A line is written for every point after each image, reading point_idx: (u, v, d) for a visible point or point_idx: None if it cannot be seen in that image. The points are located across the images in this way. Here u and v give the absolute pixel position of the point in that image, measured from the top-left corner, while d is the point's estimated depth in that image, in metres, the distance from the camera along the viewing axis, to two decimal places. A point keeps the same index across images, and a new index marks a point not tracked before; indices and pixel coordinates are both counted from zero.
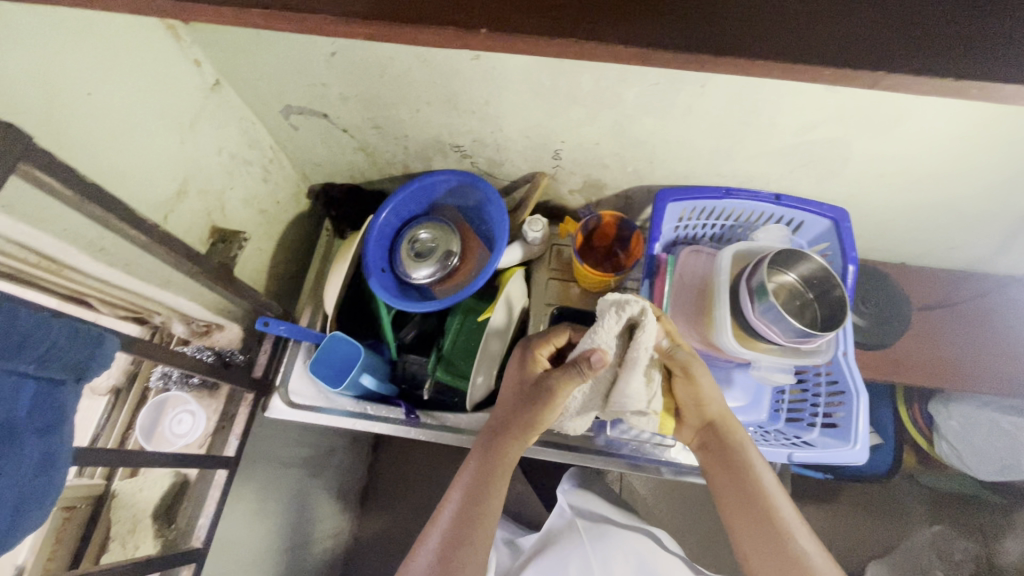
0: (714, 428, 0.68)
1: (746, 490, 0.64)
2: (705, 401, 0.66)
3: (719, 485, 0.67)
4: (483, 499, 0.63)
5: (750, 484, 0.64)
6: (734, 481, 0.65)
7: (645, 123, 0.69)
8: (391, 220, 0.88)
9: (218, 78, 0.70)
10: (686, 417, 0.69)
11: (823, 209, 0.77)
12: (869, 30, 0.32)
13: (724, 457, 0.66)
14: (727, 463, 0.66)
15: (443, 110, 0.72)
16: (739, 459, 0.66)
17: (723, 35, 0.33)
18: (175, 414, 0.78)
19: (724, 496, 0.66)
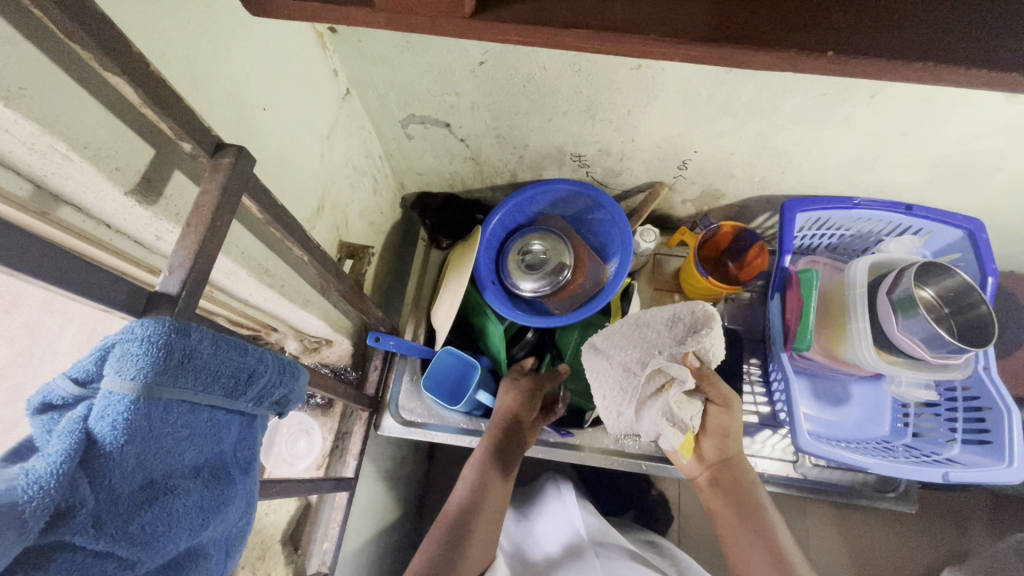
0: (727, 465, 0.66)
1: (758, 528, 0.62)
2: (731, 433, 0.65)
3: (730, 524, 0.63)
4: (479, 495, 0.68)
5: (759, 521, 0.62)
6: (744, 518, 0.62)
7: (793, 133, 0.67)
8: (499, 231, 0.85)
9: (349, 87, 0.68)
10: (704, 449, 0.67)
11: (957, 219, 0.75)
12: None
13: (736, 493, 0.64)
14: (737, 498, 0.64)
15: (577, 119, 0.70)
16: (750, 497, 0.64)
17: None
18: (291, 433, 0.76)
19: (733, 535, 0.63)
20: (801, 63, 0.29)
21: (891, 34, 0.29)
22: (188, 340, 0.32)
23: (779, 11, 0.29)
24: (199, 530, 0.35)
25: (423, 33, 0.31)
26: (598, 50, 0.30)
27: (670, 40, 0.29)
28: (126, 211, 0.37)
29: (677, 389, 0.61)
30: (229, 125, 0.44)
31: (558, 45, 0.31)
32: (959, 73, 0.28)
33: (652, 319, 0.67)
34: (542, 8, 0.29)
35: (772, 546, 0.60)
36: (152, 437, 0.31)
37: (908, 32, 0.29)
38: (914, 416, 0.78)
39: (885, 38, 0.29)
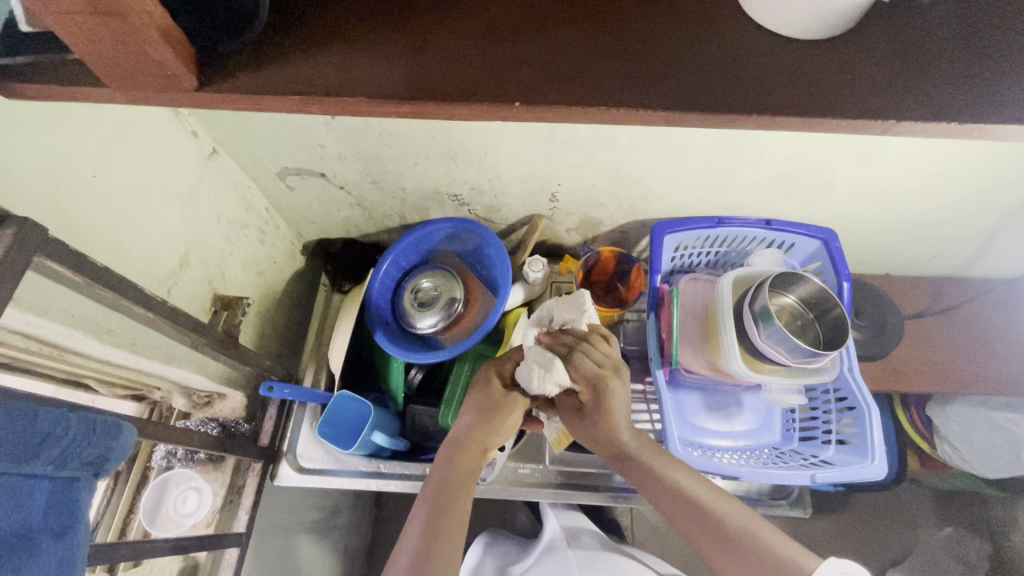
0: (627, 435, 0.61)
1: (716, 533, 0.52)
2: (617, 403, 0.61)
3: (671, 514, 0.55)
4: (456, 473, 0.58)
5: (706, 518, 0.53)
6: (699, 525, 0.53)
7: (639, 162, 0.71)
8: (391, 271, 0.87)
9: (215, 145, 0.71)
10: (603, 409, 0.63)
11: (811, 230, 0.80)
12: (838, 85, 0.32)
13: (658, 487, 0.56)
14: (659, 488, 0.56)
15: (440, 162, 0.74)
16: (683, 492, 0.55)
17: (715, 93, 0.32)
18: (180, 492, 0.74)
19: (693, 532, 0.54)
20: (498, 113, 0.32)
21: (578, 81, 0.32)
22: None
23: (477, 70, 0.33)
24: None
25: (175, 106, 0.34)
26: (324, 110, 0.33)
27: (378, 100, 0.32)
28: None
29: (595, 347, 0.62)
30: (41, 196, 0.46)
31: (288, 109, 0.33)
32: (636, 113, 0.32)
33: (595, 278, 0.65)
34: (266, 80, 0.32)
35: (753, 557, 0.50)
36: None
37: (591, 79, 0.32)
38: (800, 420, 0.80)
39: (570, 84, 0.32)
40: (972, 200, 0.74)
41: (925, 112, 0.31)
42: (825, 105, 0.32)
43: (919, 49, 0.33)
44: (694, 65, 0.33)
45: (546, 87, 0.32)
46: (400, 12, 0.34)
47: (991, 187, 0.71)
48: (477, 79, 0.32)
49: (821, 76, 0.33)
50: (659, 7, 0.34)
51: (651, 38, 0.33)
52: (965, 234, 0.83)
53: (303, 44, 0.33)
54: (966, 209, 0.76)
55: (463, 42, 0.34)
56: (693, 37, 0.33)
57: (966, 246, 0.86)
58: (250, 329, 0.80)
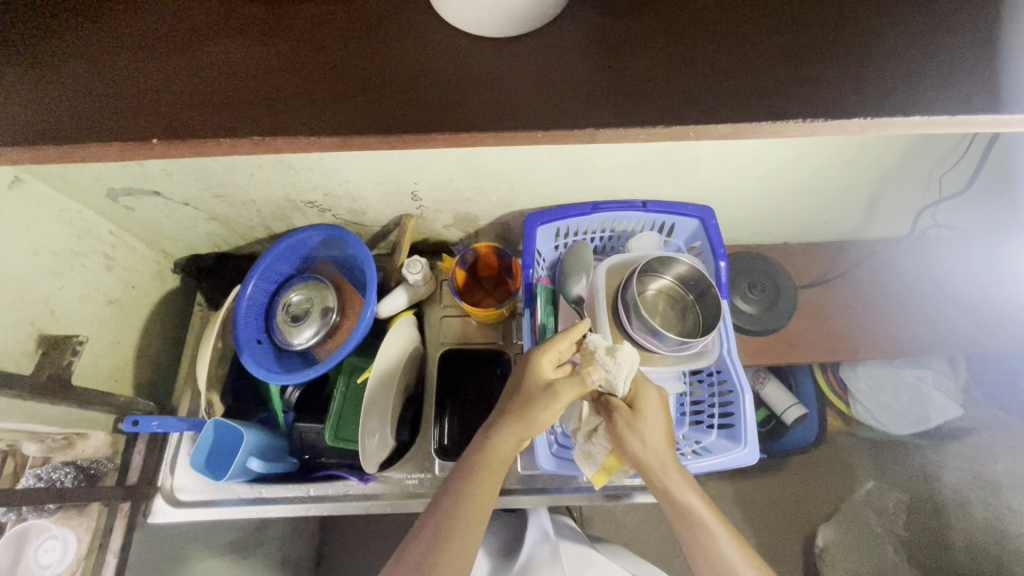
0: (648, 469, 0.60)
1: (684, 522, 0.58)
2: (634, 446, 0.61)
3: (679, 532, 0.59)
4: (484, 472, 0.56)
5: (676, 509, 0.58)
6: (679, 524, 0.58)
7: (487, 155, 0.67)
8: (259, 287, 0.82)
9: (18, 173, 0.64)
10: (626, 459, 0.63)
11: (688, 210, 0.77)
12: (457, 110, 0.41)
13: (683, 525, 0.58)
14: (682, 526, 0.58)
15: (277, 171, 0.68)
16: (706, 536, 0.57)
17: (354, 121, 0.41)
18: (41, 542, 0.66)
19: (698, 566, 0.58)
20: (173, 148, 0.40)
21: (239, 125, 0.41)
22: None
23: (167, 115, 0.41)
24: None
25: None
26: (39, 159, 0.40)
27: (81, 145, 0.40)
28: None
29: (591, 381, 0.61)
30: None
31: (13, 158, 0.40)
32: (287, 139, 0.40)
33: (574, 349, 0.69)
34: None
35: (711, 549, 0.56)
36: None
37: (254, 118, 0.41)
38: (689, 405, 0.77)
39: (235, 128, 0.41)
40: (840, 169, 0.71)
41: (522, 128, 0.40)
42: (445, 126, 0.40)
43: (591, 88, 0.41)
44: (397, 104, 0.41)
45: (271, 125, 0.41)
46: (153, 78, 0.43)
47: (855, 155, 0.68)
48: (214, 123, 0.41)
49: (519, 110, 0.41)
50: (386, 69, 0.42)
51: (372, 97, 0.41)
52: (846, 200, 0.81)
53: (36, 105, 0.42)
54: (837, 178, 0.73)
55: (223, 102, 0.42)
56: (399, 78, 0.42)
57: (852, 212, 0.84)
58: (89, 368, 0.74)
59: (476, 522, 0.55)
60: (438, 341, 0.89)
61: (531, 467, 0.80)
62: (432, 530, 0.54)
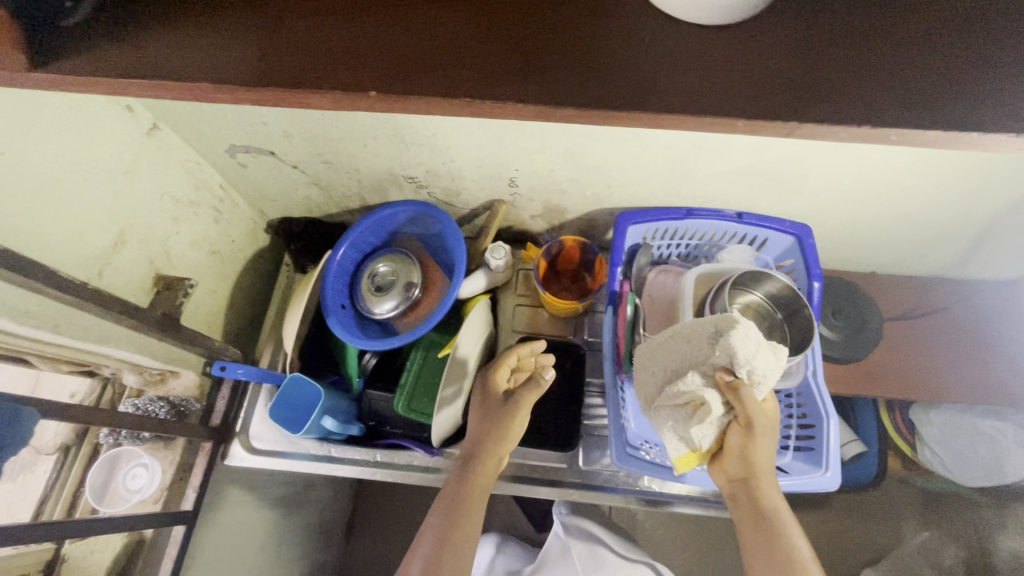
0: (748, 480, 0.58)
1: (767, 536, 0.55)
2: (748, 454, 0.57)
3: (755, 549, 0.56)
4: (472, 484, 0.63)
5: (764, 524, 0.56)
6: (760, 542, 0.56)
7: (596, 149, 0.67)
8: (349, 254, 0.85)
9: (155, 120, 0.68)
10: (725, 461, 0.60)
11: (784, 225, 0.75)
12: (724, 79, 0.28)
13: (762, 533, 0.56)
14: (759, 534, 0.56)
15: (390, 143, 0.70)
16: (781, 544, 0.55)
17: (573, 85, 0.28)
18: (129, 468, 0.74)
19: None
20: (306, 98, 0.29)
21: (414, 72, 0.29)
22: None
23: (314, 47, 0.29)
24: None
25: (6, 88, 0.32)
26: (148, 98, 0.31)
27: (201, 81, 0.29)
28: None
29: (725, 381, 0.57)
30: None
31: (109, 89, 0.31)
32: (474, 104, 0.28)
33: (692, 327, 0.61)
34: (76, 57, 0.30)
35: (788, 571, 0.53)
36: None
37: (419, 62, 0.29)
38: None
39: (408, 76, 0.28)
40: (956, 200, 0.68)
41: (831, 111, 0.27)
42: (701, 107, 0.28)
43: (882, 60, 0.28)
44: (591, 63, 0.29)
45: (409, 81, 0.28)
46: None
47: (978, 187, 0.65)
48: (334, 65, 0.29)
49: (747, 69, 0.29)
50: (626, 35, 0.29)
51: (593, 58, 0.29)
52: (952, 235, 0.78)
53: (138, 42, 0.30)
54: (951, 209, 0.71)
55: (369, 15, 0.30)
56: (590, 36, 0.30)
57: (954, 248, 0.81)
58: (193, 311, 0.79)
59: (468, 542, 0.59)
60: (509, 329, 0.90)
61: (592, 464, 0.80)
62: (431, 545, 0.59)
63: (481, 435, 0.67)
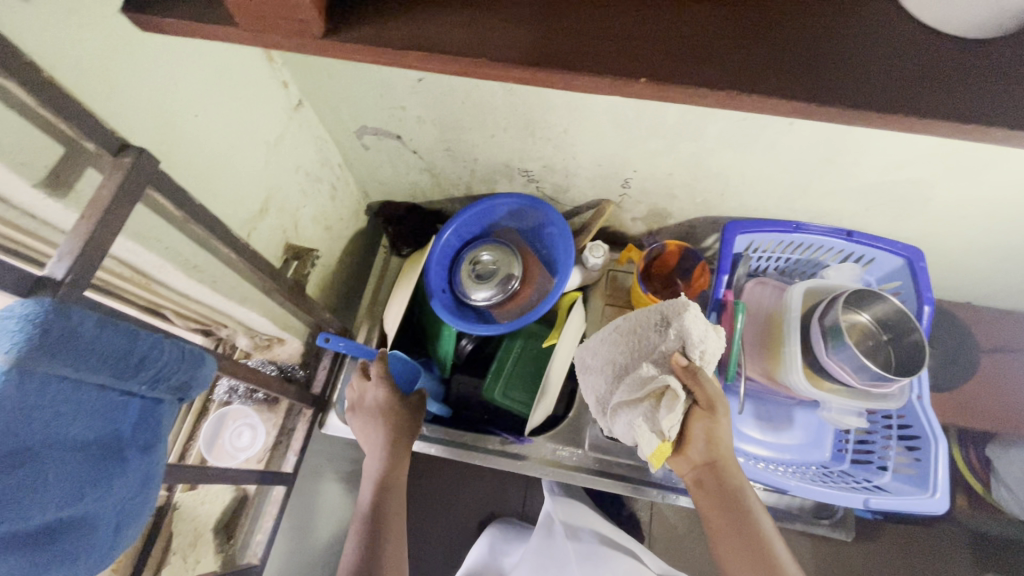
0: (715, 467, 0.60)
1: (732, 514, 0.59)
2: (711, 439, 0.59)
3: (720, 530, 0.60)
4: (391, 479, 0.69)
5: (728, 504, 0.59)
6: (728, 522, 0.59)
7: (724, 156, 0.68)
8: (453, 241, 0.87)
9: (301, 98, 0.72)
10: (688, 450, 0.61)
11: (896, 247, 0.76)
12: (984, 91, 0.30)
13: (735, 517, 0.59)
14: (730, 519, 0.59)
15: (518, 136, 0.73)
16: (752, 524, 0.58)
17: (837, 81, 0.30)
18: (236, 427, 0.79)
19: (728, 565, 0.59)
20: (574, 81, 0.31)
21: (694, 61, 0.31)
22: (68, 321, 0.36)
23: (592, 32, 0.31)
24: (74, 497, 0.39)
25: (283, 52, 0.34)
26: (435, 68, 0.33)
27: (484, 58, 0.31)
28: (36, 203, 0.41)
29: (682, 366, 0.57)
30: (154, 131, 0.48)
31: (391, 61, 0.33)
32: (743, 98, 0.30)
33: (637, 318, 0.63)
34: (371, 31, 0.32)
35: (754, 543, 0.57)
36: (24, 407, 0.34)
37: (688, 57, 0.31)
38: (853, 443, 0.78)
39: (689, 66, 0.30)
40: None
41: None
42: (967, 112, 0.29)
43: None
44: (857, 68, 0.30)
45: (686, 67, 0.30)
46: None
47: None
48: (607, 48, 0.31)
49: (995, 81, 0.30)
50: (888, 48, 0.31)
51: (860, 64, 0.30)
52: None
53: (425, 24, 0.32)
54: None
55: None
56: (853, 32, 0.31)
57: None
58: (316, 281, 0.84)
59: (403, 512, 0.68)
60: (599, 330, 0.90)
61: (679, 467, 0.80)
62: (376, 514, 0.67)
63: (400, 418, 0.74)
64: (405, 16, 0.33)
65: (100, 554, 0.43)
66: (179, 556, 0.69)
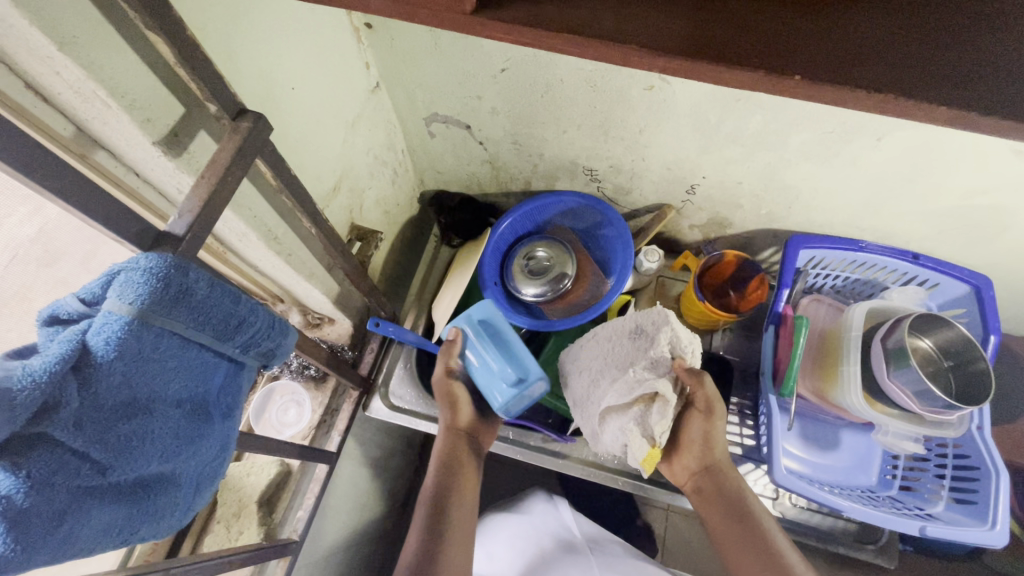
0: (712, 471, 0.63)
1: (734, 515, 0.59)
2: (709, 441, 0.62)
3: (725, 536, 0.59)
4: (451, 480, 0.66)
5: (731, 505, 0.60)
6: (731, 524, 0.58)
7: (800, 168, 0.68)
8: (508, 235, 0.87)
9: (379, 81, 0.72)
10: (685, 456, 0.65)
11: (964, 274, 0.74)
12: None
13: (740, 522, 0.58)
14: (733, 518, 0.59)
15: (590, 133, 0.73)
16: (757, 525, 0.58)
17: (996, 94, 0.29)
18: (283, 403, 0.80)
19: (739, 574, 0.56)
20: (721, 74, 0.31)
21: (846, 64, 0.30)
22: (186, 278, 0.36)
23: (743, 27, 0.31)
24: (169, 455, 0.38)
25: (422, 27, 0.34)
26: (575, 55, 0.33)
27: (630, 45, 0.31)
28: (149, 160, 0.41)
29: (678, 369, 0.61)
30: (257, 100, 0.48)
31: (534, 44, 0.33)
32: (897, 102, 0.30)
33: (613, 328, 0.68)
34: (518, 12, 0.32)
35: (761, 542, 0.56)
36: (140, 358, 0.34)
37: (841, 61, 0.30)
38: (903, 469, 0.77)
39: (841, 69, 0.30)
40: None
41: None
42: None
43: None
44: (1018, 81, 0.30)
45: (840, 69, 0.30)
46: None
47: None
48: (763, 47, 0.31)
49: None
50: None
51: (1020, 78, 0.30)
52: None
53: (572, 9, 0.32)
54: None
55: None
56: (1013, 45, 0.31)
57: None
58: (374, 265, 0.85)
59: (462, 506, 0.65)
60: None
61: None
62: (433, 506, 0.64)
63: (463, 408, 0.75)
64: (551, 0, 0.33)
65: (179, 516, 0.43)
66: (224, 524, 0.71)
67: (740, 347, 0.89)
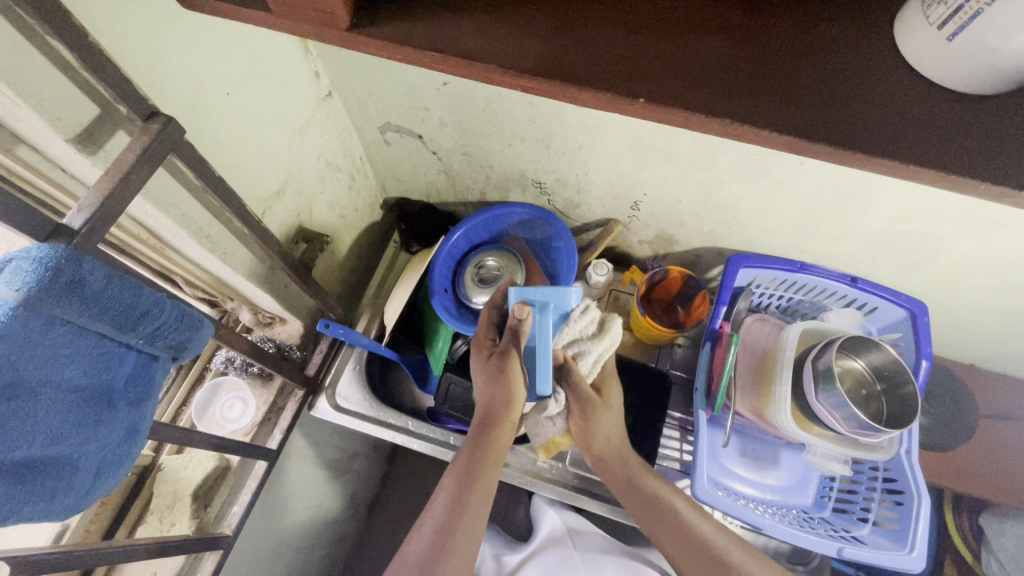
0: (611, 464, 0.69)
1: (693, 545, 0.62)
2: (602, 430, 0.70)
3: (679, 559, 0.62)
4: (481, 470, 0.61)
5: (695, 545, 0.61)
6: (684, 548, 0.62)
7: (733, 188, 0.69)
8: (461, 242, 0.89)
9: (331, 90, 0.74)
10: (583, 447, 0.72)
11: (900, 298, 0.75)
12: (966, 145, 0.30)
13: (690, 546, 0.62)
14: (675, 537, 0.63)
15: (534, 147, 0.75)
16: (699, 536, 0.62)
17: (827, 123, 0.31)
18: (228, 398, 0.81)
19: None
20: (573, 95, 0.33)
21: (688, 88, 0.32)
22: (78, 269, 0.38)
23: (596, 53, 0.33)
24: (58, 437, 0.40)
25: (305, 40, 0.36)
26: (441, 70, 0.35)
27: (487, 66, 0.33)
28: (66, 157, 0.43)
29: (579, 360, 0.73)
30: (185, 103, 0.51)
31: (405, 60, 0.35)
32: (732, 126, 0.31)
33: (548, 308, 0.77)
34: (388, 31, 0.34)
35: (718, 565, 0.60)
36: (26, 343, 0.36)
37: (685, 86, 0.32)
38: (838, 491, 0.77)
39: (681, 92, 0.32)
40: None
41: None
42: (949, 164, 0.29)
43: None
44: (851, 111, 0.31)
45: (683, 93, 0.32)
46: (606, 11, 0.34)
47: None
48: (613, 71, 0.32)
49: (989, 137, 0.31)
50: (880, 96, 0.32)
51: (847, 107, 0.31)
52: None
53: (442, 29, 0.34)
54: None
55: (644, 25, 0.34)
56: (852, 76, 0.32)
57: None
58: (325, 266, 0.86)
59: (481, 504, 0.60)
60: None
61: None
62: (455, 491, 0.60)
63: (505, 398, 0.67)
64: (423, 23, 0.35)
65: (77, 499, 0.44)
66: (158, 515, 0.72)
67: (688, 362, 0.90)
